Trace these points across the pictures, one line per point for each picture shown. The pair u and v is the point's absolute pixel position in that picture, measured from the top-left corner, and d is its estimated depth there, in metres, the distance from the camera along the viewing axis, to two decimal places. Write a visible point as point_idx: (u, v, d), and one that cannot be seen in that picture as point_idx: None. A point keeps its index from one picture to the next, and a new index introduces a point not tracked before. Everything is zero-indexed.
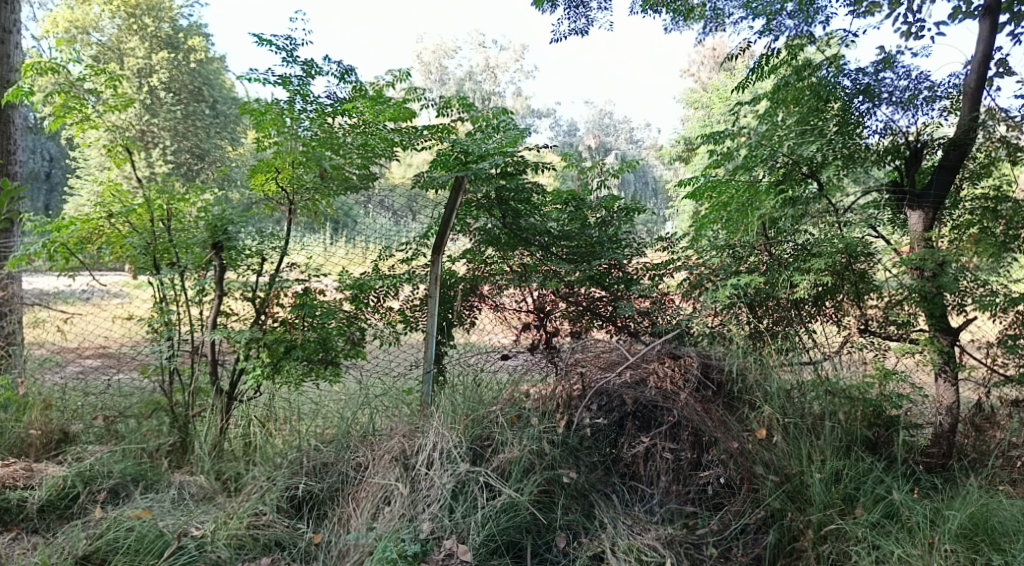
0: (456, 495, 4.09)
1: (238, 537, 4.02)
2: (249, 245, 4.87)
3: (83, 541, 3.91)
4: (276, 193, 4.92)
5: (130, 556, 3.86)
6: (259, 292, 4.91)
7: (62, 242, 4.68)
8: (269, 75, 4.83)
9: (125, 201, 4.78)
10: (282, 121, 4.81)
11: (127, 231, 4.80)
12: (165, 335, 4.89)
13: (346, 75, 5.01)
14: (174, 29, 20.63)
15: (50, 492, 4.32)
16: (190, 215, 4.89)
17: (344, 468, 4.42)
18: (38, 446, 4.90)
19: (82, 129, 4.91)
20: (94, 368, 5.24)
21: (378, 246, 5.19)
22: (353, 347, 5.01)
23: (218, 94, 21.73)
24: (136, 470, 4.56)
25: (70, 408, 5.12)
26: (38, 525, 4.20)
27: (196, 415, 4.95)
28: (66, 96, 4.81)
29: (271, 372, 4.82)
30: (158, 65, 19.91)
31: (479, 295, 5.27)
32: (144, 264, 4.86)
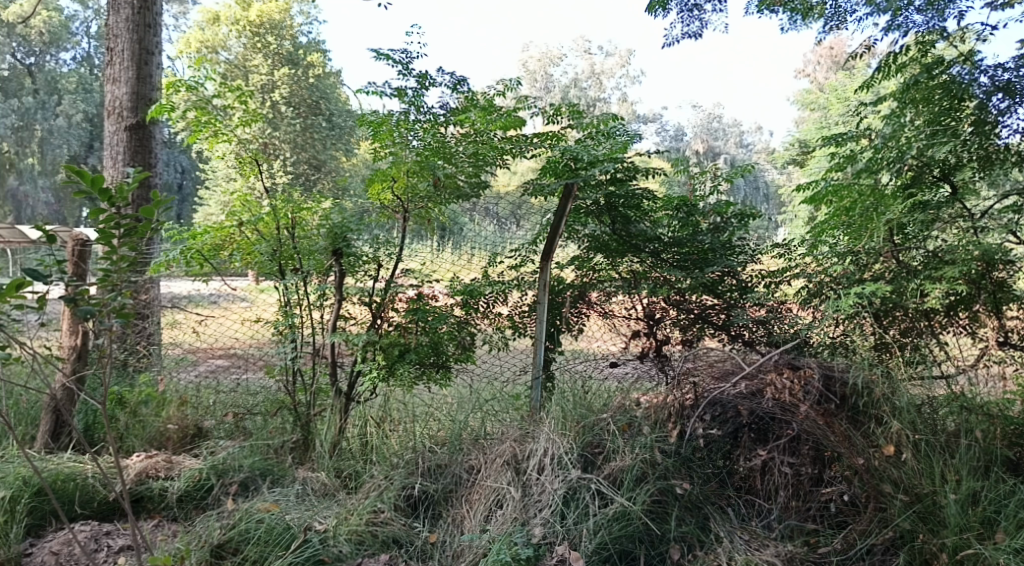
0: (568, 502, 4.09)
1: (359, 533, 4.11)
2: (366, 252, 5.06)
3: (218, 531, 4.03)
4: (392, 201, 5.11)
5: (260, 547, 3.96)
6: (375, 296, 5.07)
7: (197, 249, 4.98)
8: (385, 87, 5.00)
9: (254, 210, 5.03)
10: (396, 132, 4.96)
11: (256, 239, 5.05)
12: (290, 337, 5.12)
13: (458, 85, 5.13)
14: (294, 46, 21.80)
15: (187, 483, 4.57)
16: (313, 223, 5.04)
17: (457, 470, 4.53)
18: (175, 439, 5.25)
19: (216, 142, 5.22)
20: (224, 367, 5.64)
21: (482, 253, 5.28)
22: (464, 352, 5.14)
23: (334, 106, 22.56)
24: (263, 465, 4.78)
25: (203, 404, 5.45)
26: (177, 514, 4.45)
27: (317, 414, 5.16)
28: (202, 112, 5.13)
29: (386, 375, 4.97)
30: (281, 80, 21.11)
31: (587, 301, 5.26)
32: (270, 270, 5.09)
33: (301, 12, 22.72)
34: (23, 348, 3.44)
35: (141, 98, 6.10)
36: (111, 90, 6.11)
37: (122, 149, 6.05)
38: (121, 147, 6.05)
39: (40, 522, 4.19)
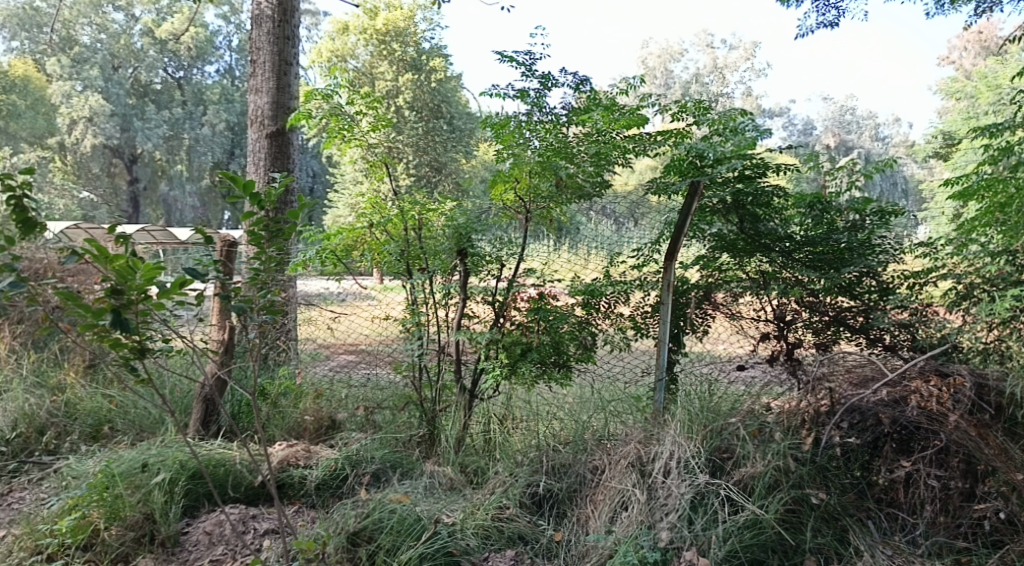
0: (695, 507, 4.01)
1: (485, 528, 4.16)
2: (488, 253, 5.13)
3: (353, 519, 4.13)
4: (514, 203, 5.12)
5: (393, 536, 4.03)
6: (498, 296, 5.15)
7: (331, 249, 5.20)
8: (508, 89, 5.05)
9: (384, 212, 5.16)
10: (519, 134, 4.99)
11: (385, 239, 5.20)
12: (416, 335, 5.22)
13: (581, 85, 5.10)
14: (418, 53, 22.18)
15: (324, 472, 4.76)
16: (438, 224, 5.14)
17: (581, 470, 4.51)
18: (312, 430, 5.48)
19: (349, 146, 5.48)
20: (352, 362, 5.88)
21: (602, 252, 5.31)
22: (585, 352, 5.07)
23: (455, 110, 22.99)
24: (394, 457, 4.95)
25: (336, 397, 5.72)
26: (315, 501, 4.64)
27: (442, 410, 5.25)
28: (338, 119, 5.35)
29: (508, 373, 4.98)
30: (404, 86, 21.81)
31: (712, 302, 5.11)
32: (399, 269, 5.23)
33: (425, 18, 23.30)
34: (183, 342, 3.71)
35: (281, 107, 6.42)
36: (254, 100, 6.45)
37: (264, 156, 6.38)
38: (263, 154, 6.39)
39: (195, 503, 4.47)
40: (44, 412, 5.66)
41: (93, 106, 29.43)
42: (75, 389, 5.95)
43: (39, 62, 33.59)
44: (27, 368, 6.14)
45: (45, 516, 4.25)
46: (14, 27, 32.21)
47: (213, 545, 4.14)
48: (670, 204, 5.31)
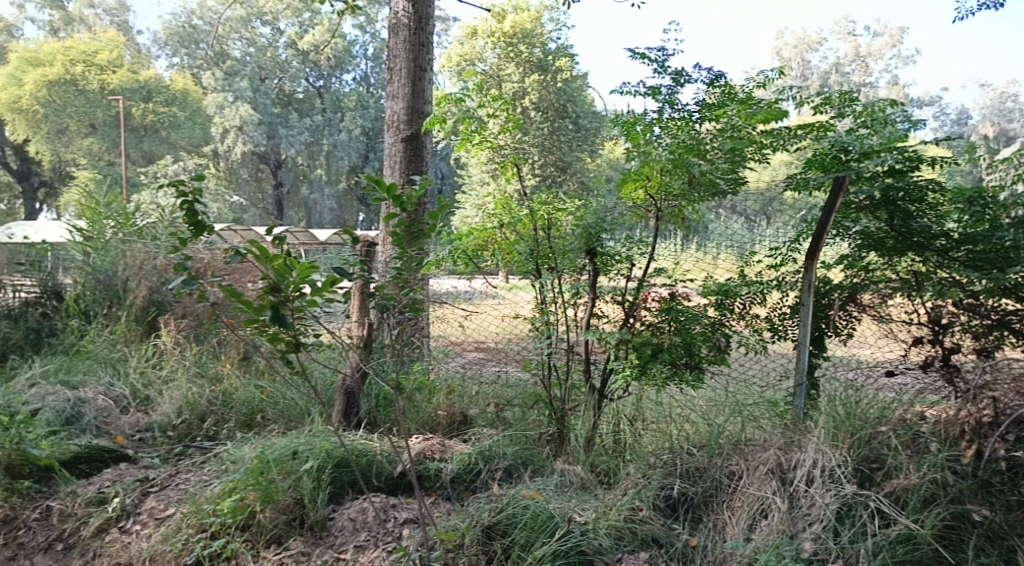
0: (841, 518, 3.86)
1: (618, 529, 4.12)
2: (619, 251, 5.05)
3: (487, 513, 4.20)
4: (644, 201, 5.06)
5: (527, 532, 4.06)
6: (628, 296, 5.07)
7: (463, 249, 5.32)
8: (639, 86, 4.99)
9: (514, 212, 5.24)
10: (650, 131, 4.99)
11: (515, 239, 5.25)
12: (545, 334, 5.24)
13: (715, 81, 4.98)
14: (545, 53, 22.65)
15: (459, 466, 4.85)
16: (567, 223, 5.14)
17: (717, 475, 4.40)
18: (444, 425, 5.61)
19: (480, 148, 5.61)
20: (481, 359, 6.07)
21: (732, 252, 5.22)
22: (718, 354, 4.91)
23: (581, 109, 22.91)
24: (525, 454, 5.00)
25: (468, 394, 5.82)
26: (451, 494, 4.74)
27: (571, 409, 5.26)
28: (469, 122, 5.51)
29: (638, 374, 4.88)
30: (531, 87, 22.07)
31: (859, 303, 4.84)
32: (528, 269, 5.24)
33: (552, 19, 23.38)
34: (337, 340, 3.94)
35: (416, 112, 6.60)
36: (391, 106, 6.67)
37: (399, 160, 6.57)
38: (399, 158, 6.57)
39: (340, 491, 4.68)
40: (205, 400, 6.09)
41: (243, 115, 31.42)
42: (231, 380, 6.37)
43: (195, 76, 36.06)
44: (190, 360, 6.67)
45: (208, 496, 4.56)
46: (175, 44, 34.84)
47: (357, 531, 4.32)
48: (806, 202, 5.12)
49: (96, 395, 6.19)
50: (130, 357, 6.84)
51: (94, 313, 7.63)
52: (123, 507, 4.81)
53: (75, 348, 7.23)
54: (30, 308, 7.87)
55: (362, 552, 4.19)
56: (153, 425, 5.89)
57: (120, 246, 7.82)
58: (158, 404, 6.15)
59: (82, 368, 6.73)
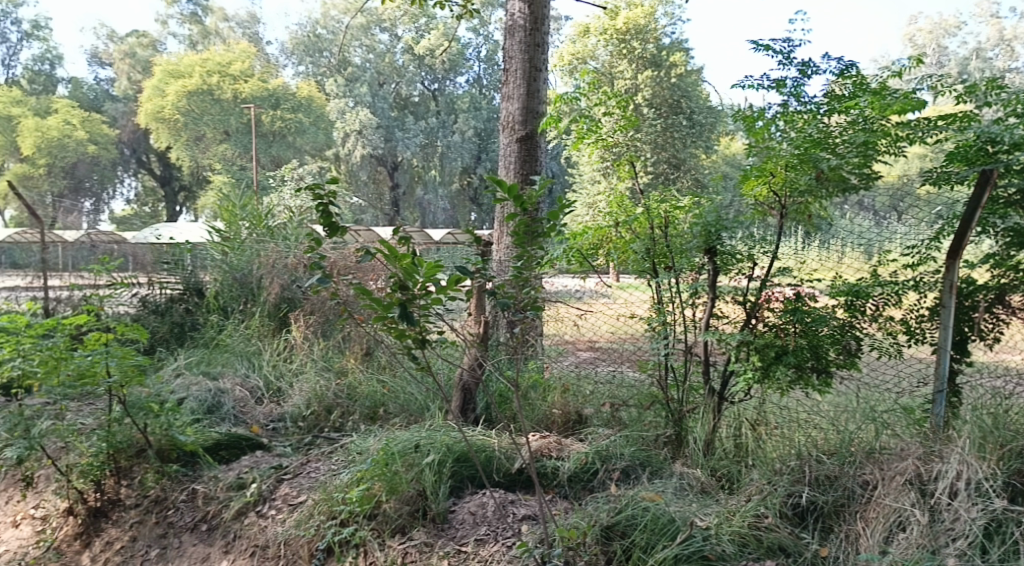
0: (989, 535, 3.67)
1: (741, 535, 4.00)
2: (740, 250, 4.91)
3: (606, 513, 4.17)
4: (766, 197, 4.85)
5: (647, 534, 4.01)
6: (750, 296, 4.89)
7: (578, 248, 5.27)
8: (763, 80, 4.84)
9: (629, 211, 5.17)
10: (772, 128, 4.85)
11: (631, 238, 5.20)
12: (662, 334, 5.16)
13: (846, 71, 4.78)
14: (658, 48, 22.11)
15: (576, 464, 4.84)
16: (685, 222, 5.07)
17: (849, 484, 4.22)
18: (560, 423, 5.67)
19: (597, 147, 5.63)
20: (591, 359, 6.03)
21: (859, 249, 4.92)
22: (847, 358, 4.68)
23: (696, 104, 22.35)
24: (643, 455, 4.94)
25: (582, 393, 5.81)
26: (568, 492, 4.73)
27: (690, 411, 5.13)
28: (584, 121, 5.58)
29: (761, 377, 4.71)
30: (643, 83, 21.79)
31: (1007, 306, 4.55)
32: (644, 268, 5.20)
33: (665, 13, 22.99)
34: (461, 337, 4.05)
35: (531, 113, 6.63)
36: (507, 107, 6.73)
37: (514, 160, 6.62)
38: (513, 158, 6.63)
39: (460, 484, 4.77)
40: (331, 392, 6.35)
41: (364, 120, 32.55)
42: (355, 373, 6.61)
43: (317, 83, 37.52)
44: (318, 354, 6.97)
45: (338, 484, 4.75)
46: (301, 54, 36.46)
47: (478, 525, 4.40)
48: (942, 196, 4.78)
49: (234, 385, 6.57)
50: (263, 351, 7.22)
51: (231, 308, 8.10)
52: (260, 492, 5.08)
53: (215, 341, 7.69)
54: (175, 303, 8.43)
55: (482, 545, 4.25)
56: (285, 414, 6.24)
57: (255, 246, 8.26)
58: (289, 396, 6.46)
59: (221, 360, 7.15)
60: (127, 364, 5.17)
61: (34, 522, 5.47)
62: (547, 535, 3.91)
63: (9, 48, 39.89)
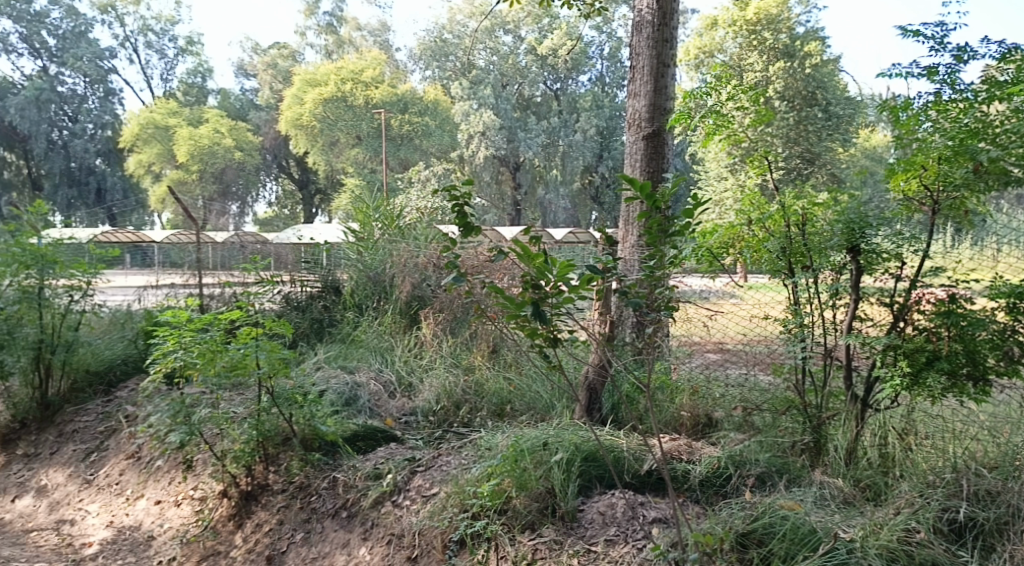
0: None
1: (890, 550, 3.76)
2: (886, 248, 4.60)
3: (741, 521, 4.05)
4: (917, 192, 4.59)
5: (786, 544, 3.87)
6: (897, 297, 4.59)
7: (707, 246, 5.18)
8: (913, 67, 4.56)
9: (764, 208, 5.05)
10: (922, 119, 4.56)
11: (765, 236, 5.04)
12: (799, 336, 4.93)
13: (1009, 54, 4.40)
14: (791, 38, 21.27)
15: (708, 469, 4.73)
16: (824, 219, 4.87)
17: (1014, 501, 3.98)
18: (688, 426, 5.56)
19: (729, 142, 5.47)
20: (715, 361, 5.97)
21: (1018, 248, 4.62)
22: (1009, 366, 4.25)
23: (833, 95, 21.38)
24: (779, 462, 4.77)
25: (712, 396, 5.67)
26: (700, 497, 4.60)
27: (829, 417, 4.88)
28: (716, 116, 5.49)
29: (910, 384, 4.39)
30: (775, 75, 21.01)
31: None
32: (780, 267, 4.99)
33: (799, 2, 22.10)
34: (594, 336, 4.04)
35: (658, 109, 6.52)
36: (633, 104, 6.65)
37: (640, 157, 6.53)
38: (640, 155, 6.54)
39: (589, 484, 4.75)
40: (460, 388, 6.50)
41: (487, 122, 33.11)
42: (482, 371, 6.72)
43: (445, 87, 38.37)
44: (447, 351, 7.14)
45: (469, 478, 4.86)
46: (428, 59, 37.42)
47: (607, 525, 4.36)
48: None
49: (369, 379, 6.82)
50: (396, 347, 7.47)
51: (366, 306, 8.43)
52: (395, 483, 5.25)
53: (350, 337, 8.01)
54: (314, 300, 8.82)
55: (613, 546, 4.22)
56: (417, 409, 6.42)
57: (388, 246, 8.55)
58: (420, 391, 6.65)
59: (357, 355, 7.44)
60: (275, 357, 5.48)
61: (193, 502, 5.91)
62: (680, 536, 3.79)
63: (166, 64, 43.03)
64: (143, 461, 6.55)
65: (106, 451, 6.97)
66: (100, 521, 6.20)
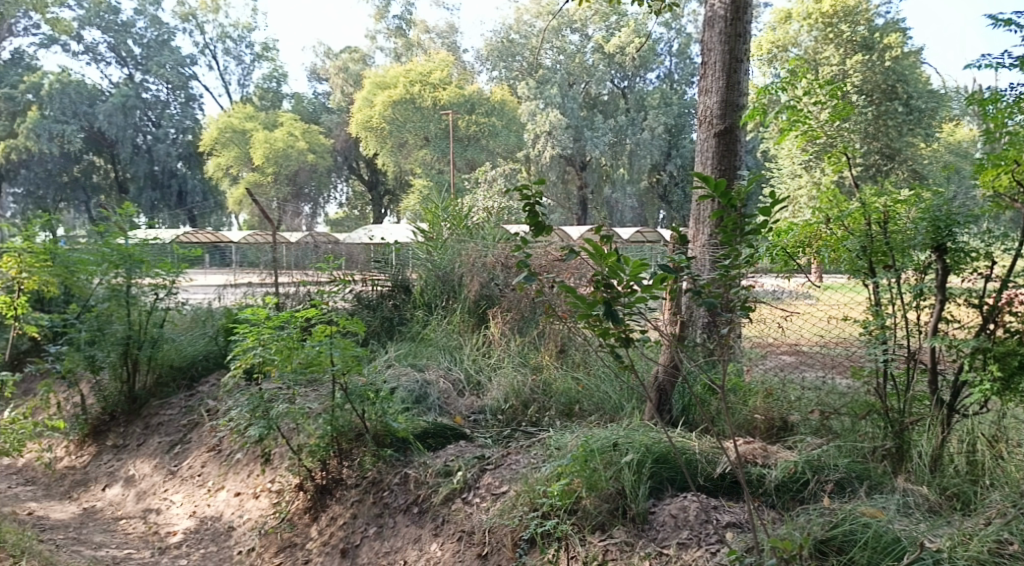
0: None
1: (980, 562, 3.61)
2: (975, 247, 4.44)
3: (820, 527, 3.94)
4: (1009, 188, 4.40)
5: (868, 552, 3.75)
6: (987, 298, 4.40)
7: (782, 246, 5.04)
8: (1003, 58, 4.35)
9: (843, 206, 4.89)
10: (1014, 111, 4.35)
11: (845, 235, 4.86)
12: (880, 339, 4.76)
13: None
14: (870, 30, 20.57)
15: (784, 473, 4.58)
16: (907, 217, 4.66)
17: None
18: (762, 429, 5.40)
19: (805, 139, 5.41)
20: (790, 363, 5.84)
21: None
22: None
23: (914, 88, 20.62)
24: (859, 467, 4.63)
25: (787, 399, 5.51)
26: (776, 502, 4.48)
27: (913, 422, 4.69)
28: (792, 111, 5.36)
29: (1001, 389, 4.21)
30: (853, 68, 20.37)
31: None
32: (861, 267, 4.83)
33: None
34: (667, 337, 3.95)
35: (730, 106, 6.40)
36: (704, 101, 6.54)
37: (711, 155, 6.42)
38: (711, 153, 6.43)
39: (659, 486, 4.66)
40: (528, 388, 6.50)
41: (553, 121, 33.07)
42: (551, 370, 6.71)
43: (512, 87, 38.46)
44: (515, 350, 7.15)
45: (539, 477, 4.86)
46: (495, 59, 37.56)
47: (679, 528, 4.29)
48: None
49: (438, 377, 6.89)
50: (464, 346, 7.53)
51: (435, 305, 8.52)
52: (466, 480, 5.29)
53: (420, 336, 8.12)
54: (385, 299, 8.96)
55: (685, 549, 4.16)
56: (485, 407, 6.45)
57: (456, 246, 8.61)
58: (488, 389, 6.68)
59: (426, 353, 7.52)
60: (349, 354, 5.57)
61: (271, 494, 6.09)
62: (758, 543, 3.68)
63: (243, 69, 44.35)
64: (224, 454, 6.77)
65: (189, 444, 7.22)
66: (184, 511, 6.43)
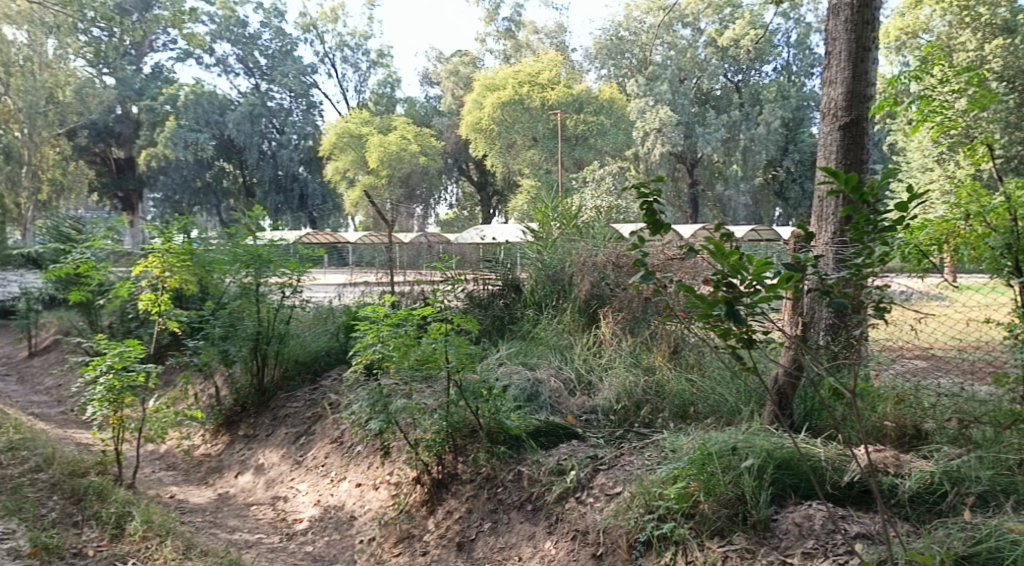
0: None
1: None
2: None
3: (961, 542, 3.72)
4: None
5: None
6: None
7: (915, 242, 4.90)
8: None
9: (984, 201, 4.69)
10: None
11: (986, 232, 4.64)
12: None
13: None
14: (1010, 13, 19.27)
15: (919, 484, 4.36)
16: None
17: None
18: (892, 437, 5.19)
19: (941, 130, 5.11)
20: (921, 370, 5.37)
21: None
22: None
23: None
24: (1004, 480, 4.33)
25: (921, 405, 5.18)
26: (910, 513, 4.27)
27: None
28: (928, 101, 5.11)
29: None
30: (991, 54, 19.14)
31: None
32: (1004, 266, 4.60)
33: None
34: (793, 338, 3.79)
35: (856, 96, 6.10)
36: (828, 92, 6.26)
37: (835, 149, 6.15)
38: (835, 146, 6.15)
39: (782, 493, 4.51)
40: (641, 389, 6.43)
41: (664, 118, 32.56)
42: (664, 371, 6.60)
43: (622, 84, 38.08)
44: (627, 350, 7.07)
45: (655, 479, 4.79)
46: (604, 57, 37.30)
47: (805, 537, 4.15)
48: None
49: (550, 376, 6.90)
50: (575, 345, 7.53)
51: (545, 304, 8.55)
52: (579, 479, 5.27)
53: (531, 335, 8.16)
54: (496, 298, 9.05)
55: (811, 560, 4.01)
56: (597, 407, 6.43)
57: (566, 245, 8.59)
58: (600, 389, 6.65)
59: (537, 352, 7.55)
60: (463, 352, 5.66)
61: (390, 486, 6.27)
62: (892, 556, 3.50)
63: (360, 76, 45.86)
64: (345, 446, 7.02)
65: (313, 435, 7.52)
66: (309, 499, 6.71)
